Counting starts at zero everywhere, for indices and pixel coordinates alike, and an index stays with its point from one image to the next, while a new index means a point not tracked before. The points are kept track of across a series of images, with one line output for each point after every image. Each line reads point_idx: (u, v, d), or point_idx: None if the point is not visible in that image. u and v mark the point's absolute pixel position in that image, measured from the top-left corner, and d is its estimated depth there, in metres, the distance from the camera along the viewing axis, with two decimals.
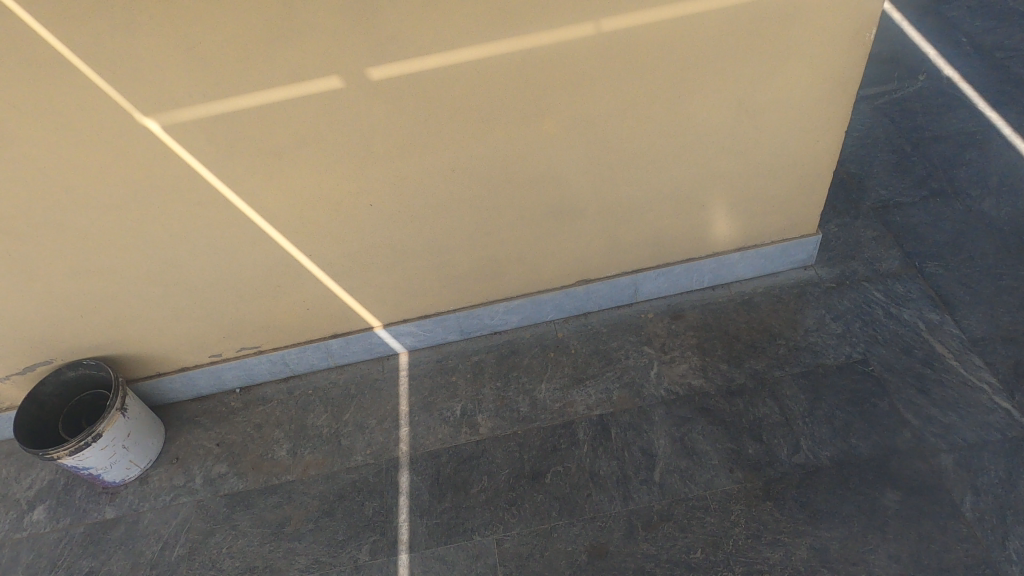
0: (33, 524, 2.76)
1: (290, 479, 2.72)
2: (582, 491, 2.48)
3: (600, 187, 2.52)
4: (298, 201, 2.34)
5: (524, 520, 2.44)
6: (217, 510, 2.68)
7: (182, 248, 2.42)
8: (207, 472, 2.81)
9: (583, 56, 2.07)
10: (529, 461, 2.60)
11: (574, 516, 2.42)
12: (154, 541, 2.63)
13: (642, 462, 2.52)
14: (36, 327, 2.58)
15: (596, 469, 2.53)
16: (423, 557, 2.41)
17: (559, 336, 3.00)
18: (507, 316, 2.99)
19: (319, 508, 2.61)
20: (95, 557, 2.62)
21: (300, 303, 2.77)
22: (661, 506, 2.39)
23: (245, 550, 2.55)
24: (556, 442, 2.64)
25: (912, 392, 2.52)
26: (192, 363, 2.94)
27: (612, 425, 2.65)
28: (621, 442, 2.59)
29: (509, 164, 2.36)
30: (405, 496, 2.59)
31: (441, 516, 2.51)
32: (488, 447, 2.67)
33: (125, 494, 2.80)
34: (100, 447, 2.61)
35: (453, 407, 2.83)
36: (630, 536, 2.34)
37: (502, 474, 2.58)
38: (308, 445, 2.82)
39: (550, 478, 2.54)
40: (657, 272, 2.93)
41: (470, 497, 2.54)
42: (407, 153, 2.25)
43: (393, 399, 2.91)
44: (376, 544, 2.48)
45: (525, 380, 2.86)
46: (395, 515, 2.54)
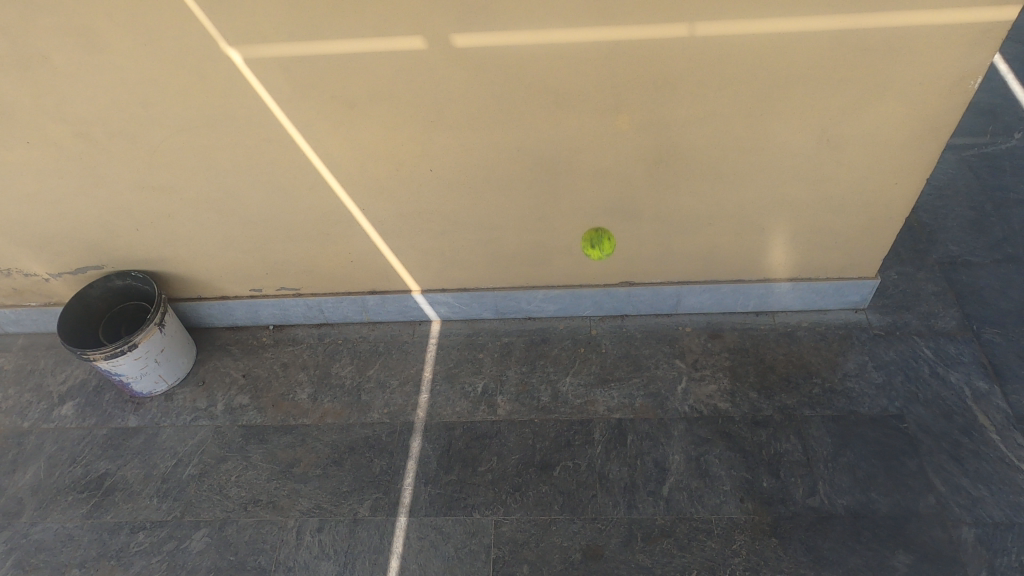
0: (61, 418, 2.88)
1: (306, 423, 2.78)
2: (587, 491, 2.47)
3: (662, 193, 2.48)
4: (362, 155, 2.36)
5: (525, 507, 2.45)
6: (233, 439, 2.75)
7: (243, 182, 2.47)
8: (229, 400, 2.88)
9: (670, 57, 2.02)
10: (541, 451, 2.60)
11: (575, 513, 2.41)
12: (169, 457, 2.72)
13: (653, 474, 2.49)
14: (94, 232, 2.67)
15: (606, 472, 2.51)
16: (420, 523, 2.44)
17: (592, 333, 2.99)
18: (545, 303, 2.98)
19: (329, 456, 2.66)
20: (113, 461, 2.72)
21: (345, 254, 2.80)
22: (663, 521, 2.37)
23: (252, 482, 2.61)
24: (571, 437, 2.63)
25: (944, 457, 2.43)
26: (233, 293, 3.01)
27: (629, 432, 2.62)
28: (636, 450, 2.57)
29: (575, 154, 2.33)
30: (413, 461, 2.62)
31: (445, 487, 2.53)
32: (503, 429, 2.68)
33: (149, 407, 2.89)
34: (134, 357, 2.69)
35: (475, 383, 2.84)
36: (627, 545, 2.32)
37: (512, 459, 2.58)
38: (329, 393, 2.87)
39: (558, 471, 2.53)
40: (703, 287, 2.88)
41: (476, 474, 2.55)
42: (476, 125, 2.24)
43: (418, 364, 2.94)
44: (377, 502, 2.52)
45: (551, 370, 2.86)
46: (400, 478, 2.57)
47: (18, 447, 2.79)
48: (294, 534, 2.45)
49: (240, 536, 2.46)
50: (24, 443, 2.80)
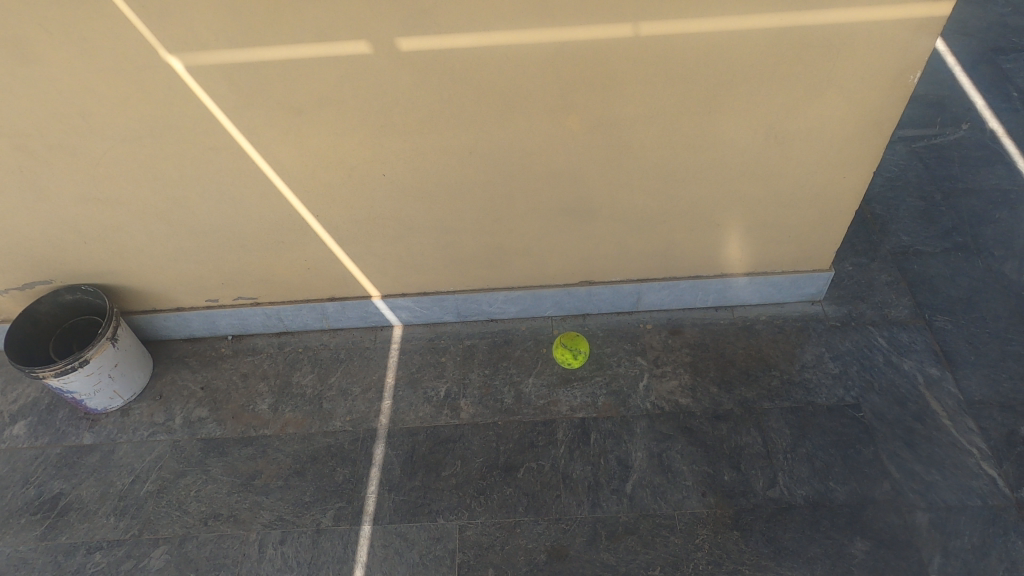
0: (12, 438, 2.80)
1: (267, 433, 2.74)
2: (551, 491, 2.47)
3: (617, 192, 2.48)
4: (312, 162, 2.33)
5: (489, 510, 2.44)
6: (192, 453, 2.70)
7: (192, 191, 2.42)
8: (187, 414, 2.83)
9: (617, 57, 2.03)
10: (504, 453, 2.59)
11: (539, 514, 2.42)
12: (126, 474, 2.66)
13: (616, 472, 2.50)
14: (40, 247, 2.59)
15: (569, 472, 2.52)
16: (385, 531, 2.42)
17: (554, 333, 2.99)
18: (506, 305, 2.98)
19: (291, 467, 2.63)
20: (67, 480, 2.65)
21: (302, 261, 2.76)
22: (627, 519, 2.38)
23: (212, 496, 2.57)
24: (534, 438, 2.63)
25: (898, 444, 2.48)
26: (189, 304, 2.95)
27: (592, 430, 2.63)
28: (599, 448, 2.58)
29: (528, 156, 2.33)
30: (376, 468, 2.59)
31: (409, 494, 2.51)
32: (466, 432, 2.67)
33: (105, 423, 2.83)
34: (86, 373, 2.63)
35: (438, 387, 2.83)
36: (592, 543, 2.33)
37: (476, 462, 2.58)
38: (290, 402, 2.84)
39: (522, 473, 2.53)
40: (662, 284, 2.90)
41: (440, 479, 2.54)
42: (427, 129, 2.23)
43: (380, 370, 2.92)
44: (341, 511, 2.49)
45: (513, 372, 2.85)
46: (364, 486, 2.55)
47: None
48: (256, 548, 2.42)
49: (201, 552, 2.42)
50: None
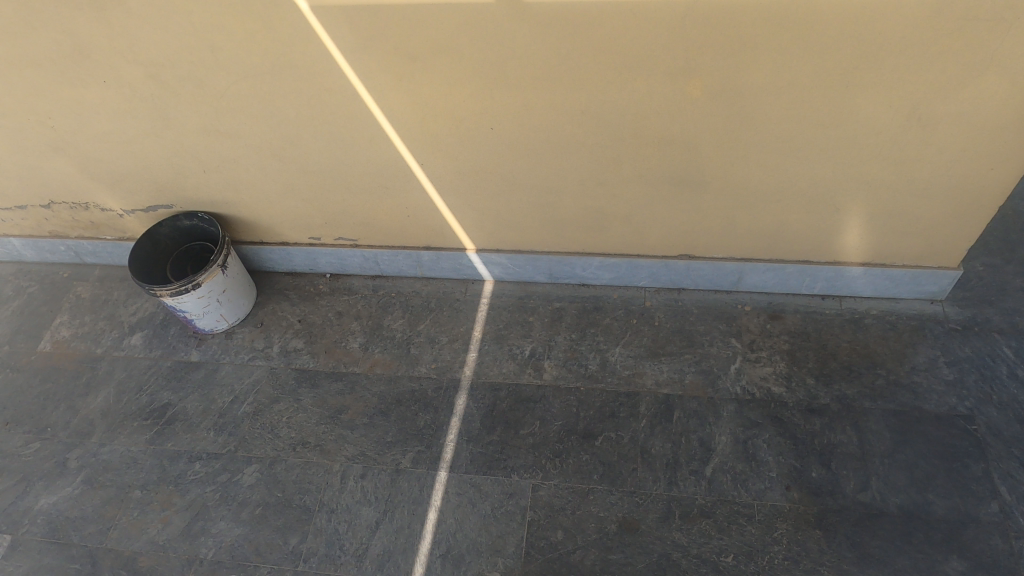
0: (130, 348, 3.04)
1: (356, 371, 2.84)
2: (628, 464, 2.45)
3: (732, 165, 2.35)
4: (423, 110, 2.32)
5: (564, 474, 2.45)
6: (286, 381, 2.85)
7: (306, 131, 2.48)
8: (284, 343, 2.97)
9: (750, 20, 1.88)
10: (584, 420, 2.58)
11: (614, 484, 2.41)
12: (226, 393, 2.84)
13: (697, 453, 2.45)
14: (164, 172, 2.75)
15: (648, 447, 2.48)
16: (460, 480, 2.48)
17: (646, 305, 2.91)
18: (600, 271, 2.92)
19: (376, 406, 2.72)
20: (175, 392, 2.86)
21: (403, 209, 2.80)
22: (703, 501, 2.33)
23: (302, 424, 2.70)
24: (616, 408, 2.60)
25: (1014, 464, 2.29)
26: (293, 240, 3.07)
27: (676, 408, 2.57)
28: (681, 427, 2.52)
29: (641, 120, 2.24)
30: (457, 418, 2.65)
31: (486, 447, 2.56)
32: (548, 394, 2.67)
33: (210, 343, 3.01)
34: (198, 296, 2.79)
35: (524, 346, 2.83)
36: (665, 521, 2.31)
37: (554, 425, 2.58)
38: (379, 344, 2.92)
39: (600, 441, 2.52)
40: (767, 266, 2.76)
41: (518, 437, 2.57)
42: (539, 85, 2.17)
43: (468, 323, 2.94)
44: (419, 455, 2.57)
45: (601, 339, 2.81)
46: (443, 433, 2.61)
47: (91, 371, 2.97)
48: (338, 478, 2.54)
49: (289, 475, 2.57)
50: (97, 368, 2.98)
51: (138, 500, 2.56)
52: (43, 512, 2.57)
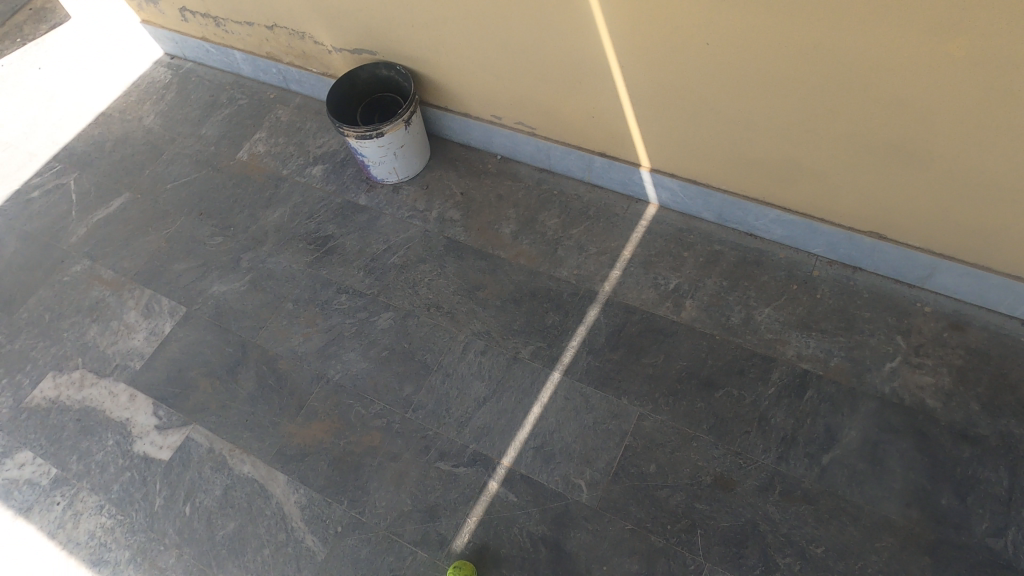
0: (310, 177, 3.28)
1: (501, 255, 2.90)
2: (741, 425, 2.37)
3: (968, 145, 2.04)
4: (638, 8, 2.18)
5: (673, 413, 2.43)
6: (436, 246, 2.97)
7: (515, 4, 2.42)
8: (442, 211, 3.08)
9: None
10: (710, 368, 2.50)
11: (721, 440, 2.35)
12: (381, 241, 3.02)
13: (818, 438, 2.31)
14: (377, 18, 2.83)
15: (768, 415, 2.38)
16: (571, 386, 2.53)
17: (812, 274, 2.67)
18: (773, 225, 2.71)
19: (511, 294, 2.78)
20: (339, 227, 3.09)
21: (589, 107, 2.71)
22: (810, 487, 2.23)
23: (440, 289, 2.84)
24: (746, 367, 2.48)
25: None
26: (475, 113, 3.10)
27: (811, 387, 2.42)
28: (810, 407, 2.37)
29: (879, 71, 1.96)
30: (584, 328, 2.66)
31: (605, 363, 2.57)
32: (680, 332, 2.60)
33: (378, 192, 3.18)
34: (378, 145, 2.94)
35: (669, 278, 2.74)
36: (762, 492, 2.24)
37: (678, 364, 2.52)
38: (529, 235, 2.94)
39: (720, 394, 2.44)
40: (969, 270, 2.42)
41: (638, 364, 2.55)
42: (773, 7, 1.94)
43: (620, 240, 2.87)
44: (539, 350, 2.63)
45: (752, 294, 2.65)
46: (567, 339, 2.64)
47: (274, 188, 3.26)
48: (460, 348, 2.67)
49: (417, 331, 2.74)
50: (280, 187, 3.26)
51: (289, 311, 2.87)
52: (214, 297, 2.95)
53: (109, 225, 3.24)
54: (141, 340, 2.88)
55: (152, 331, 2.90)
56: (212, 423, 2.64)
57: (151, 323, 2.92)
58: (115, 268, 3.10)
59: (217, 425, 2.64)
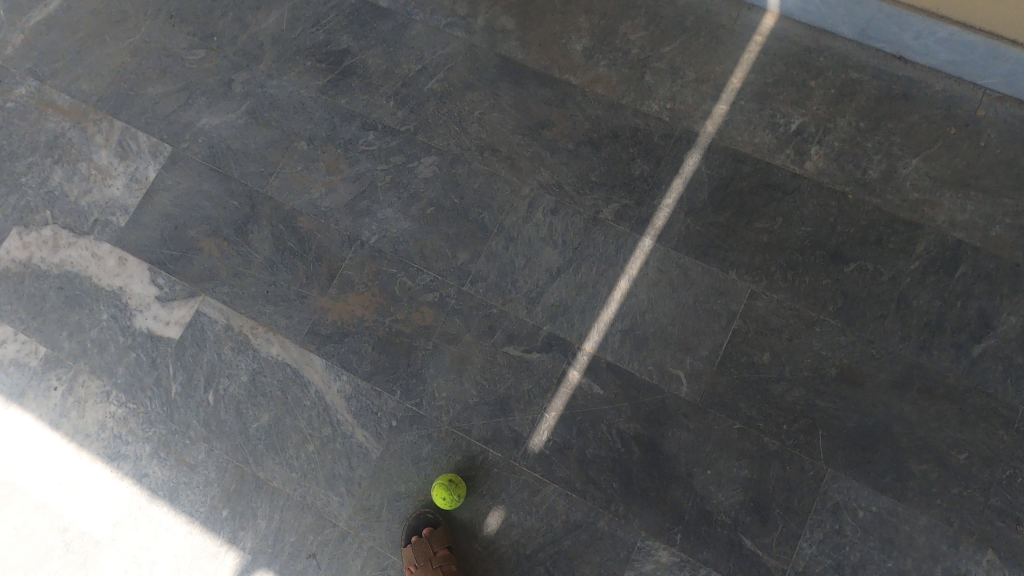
0: None
1: (570, 82, 2.23)
2: (876, 308, 1.95)
3: None
4: None
5: (792, 292, 1.99)
6: (485, 66, 2.28)
7: None
8: (490, 16, 2.32)
9: None
10: (840, 237, 2.01)
11: (850, 326, 1.95)
12: (413, 59, 2.31)
13: (969, 326, 1.92)
14: None
15: (910, 297, 1.95)
16: (665, 257, 2.06)
17: (979, 113, 2.05)
18: (935, 47, 2.00)
19: (587, 135, 2.18)
20: (355, 38, 2.35)
21: None
22: (954, 384, 1.89)
23: (495, 127, 2.23)
24: (885, 236, 2.00)
25: None
26: None
27: (965, 262, 1.96)
28: (963, 288, 1.94)
29: None
30: (681, 180, 2.11)
31: (707, 228, 2.07)
32: (804, 189, 2.06)
33: None
34: None
35: (790, 116, 2.12)
36: (897, 389, 1.89)
37: (799, 230, 2.03)
38: (607, 55, 2.23)
39: (851, 269, 1.98)
40: None
41: (749, 229, 2.05)
42: None
43: (727, 64, 2.18)
44: (625, 210, 2.11)
45: (897, 140, 2.06)
46: (660, 195, 2.11)
47: None
48: (526, 206, 2.15)
49: (470, 182, 2.19)
50: None
51: (304, 153, 2.28)
52: (206, 132, 2.33)
53: (49, 31, 2.47)
54: (120, 188, 2.31)
55: (133, 177, 2.32)
56: (226, 294, 2.19)
57: (130, 166, 2.33)
58: (71, 92, 2.41)
59: (232, 297, 2.18)
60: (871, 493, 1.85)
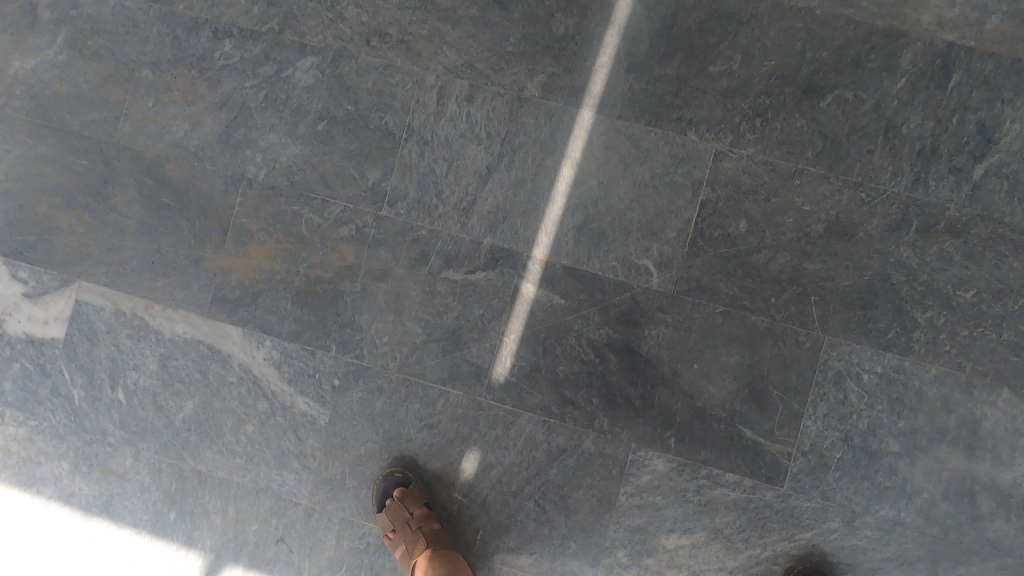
0: None
1: None
2: (861, 143, 1.66)
3: None
4: None
5: (763, 144, 1.68)
6: None
7: None
8: None
9: None
10: (811, 65, 1.67)
11: (834, 171, 1.66)
12: None
13: (969, 144, 1.64)
14: None
15: (899, 123, 1.65)
16: (610, 128, 1.72)
17: None
18: None
19: None
20: None
21: None
22: (956, 214, 1.64)
23: (377, 5, 1.77)
24: (863, 54, 1.66)
25: None
26: None
27: (959, 68, 1.64)
28: (957, 101, 1.64)
29: None
30: (614, 30, 1.72)
31: (655, 84, 1.71)
32: (761, 13, 1.68)
33: None
34: None
35: None
36: (894, 234, 1.65)
37: (764, 66, 1.68)
38: None
39: (828, 103, 1.67)
40: None
41: (703, 76, 1.70)
42: None
43: None
44: (554, 80, 1.73)
45: None
46: (591, 53, 1.72)
47: None
48: (434, 98, 1.76)
49: (362, 81, 1.77)
50: None
51: (151, 84, 1.82)
52: (22, 80, 1.85)
53: None
54: None
55: None
56: (105, 275, 1.82)
57: None
58: None
59: (113, 276, 1.82)
60: (872, 353, 1.64)
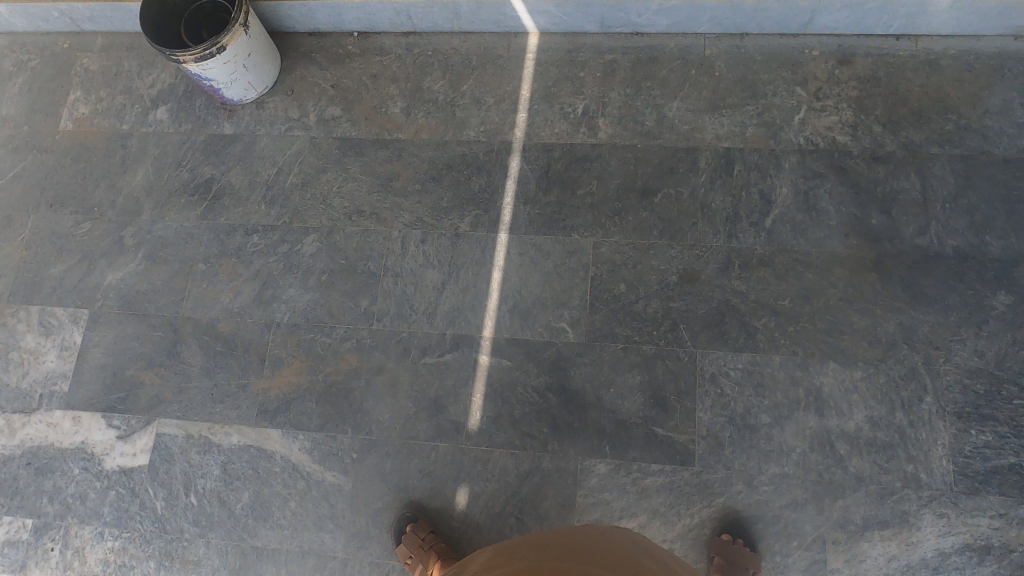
0: (157, 124, 2.85)
1: (401, 138, 2.69)
2: (687, 219, 2.45)
3: None
4: None
5: (624, 231, 2.47)
6: (330, 150, 2.72)
7: None
8: (321, 112, 2.77)
9: None
10: (643, 177, 2.51)
11: (675, 240, 2.43)
12: (269, 166, 2.73)
13: (757, 206, 2.43)
14: None
15: (709, 201, 2.46)
16: (521, 241, 2.51)
17: (706, 54, 2.62)
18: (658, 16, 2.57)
19: (427, 173, 2.63)
20: (216, 167, 2.75)
21: None
22: (763, 251, 2.38)
23: (353, 193, 2.65)
24: (675, 164, 2.51)
25: None
26: None
27: (737, 161, 2.48)
28: (742, 181, 2.46)
29: None
30: (511, 180, 2.58)
31: (544, 208, 2.53)
32: (604, 153, 2.56)
33: (242, 116, 2.81)
34: (224, 62, 2.53)
35: (576, 105, 2.63)
36: (725, 272, 2.37)
37: (613, 183, 2.52)
38: (423, 108, 2.72)
39: (659, 198, 2.48)
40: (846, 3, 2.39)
41: (575, 197, 2.53)
42: None
43: (514, 83, 2.70)
44: (478, 218, 2.56)
45: (658, 93, 2.60)
46: (499, 198, 2.57)
47: (123, 149, 2.82)
48: (399, 244, 2.56)
49: (349, 242, 2.59)
50: (128, 146, 2.83)
51: (204, 272, 2.62)
52: (114, 287, 2.65)
53: None
54: (54, 360, 2.59)
55: (62, 347, 2.60)
56: (178, 410, 2.48)
57: (57, 339, 2.62)
58: None
59: (183, 410, 2.48)
60: (732, 355, 2.29)
